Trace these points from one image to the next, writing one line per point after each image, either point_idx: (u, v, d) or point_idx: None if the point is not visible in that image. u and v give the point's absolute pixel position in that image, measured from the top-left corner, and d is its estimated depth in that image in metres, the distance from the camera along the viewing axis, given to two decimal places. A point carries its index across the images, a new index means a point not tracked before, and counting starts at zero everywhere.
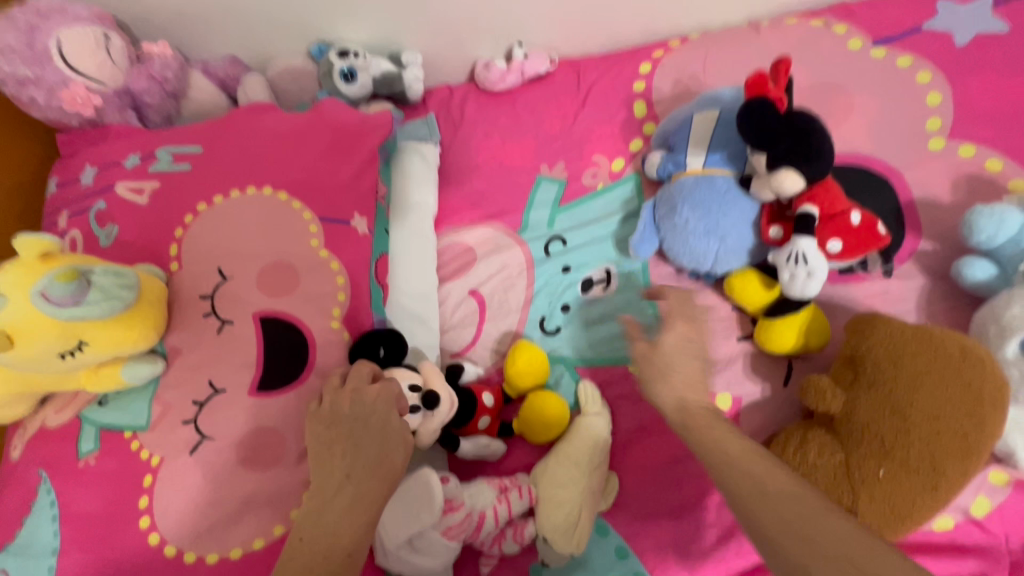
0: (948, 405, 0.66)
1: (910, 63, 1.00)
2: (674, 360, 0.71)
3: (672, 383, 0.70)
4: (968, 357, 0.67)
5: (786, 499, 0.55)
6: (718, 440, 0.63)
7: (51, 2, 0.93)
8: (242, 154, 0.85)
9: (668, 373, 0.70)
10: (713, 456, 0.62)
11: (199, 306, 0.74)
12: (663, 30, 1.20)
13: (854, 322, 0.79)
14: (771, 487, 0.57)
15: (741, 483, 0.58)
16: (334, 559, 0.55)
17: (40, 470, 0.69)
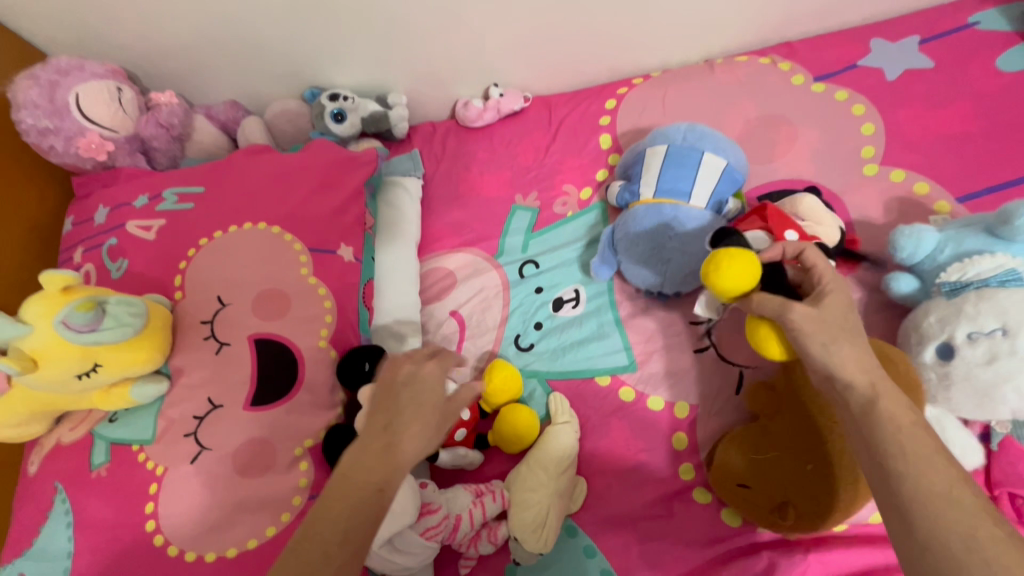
0: None
1: (846, 97, 1.11)
2: (855, 328, 0.57)
3: (865, 358, 0.54)
4: (886, 363, 0.72)
5: (991, 520, 0.44)
6: (922, 441, 0.48)
7: (70, 61, 1.03)
8: (240, 193, 0.95)
9: (850, 340, 0.56)
10: (919, 463, 0.47)
11: (201, 330, 0.83)
12: (626, 69, 1.31)
13: None
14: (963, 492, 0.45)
15: (949, 506, 0.45)
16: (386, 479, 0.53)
17: (55, 482, 0.77)
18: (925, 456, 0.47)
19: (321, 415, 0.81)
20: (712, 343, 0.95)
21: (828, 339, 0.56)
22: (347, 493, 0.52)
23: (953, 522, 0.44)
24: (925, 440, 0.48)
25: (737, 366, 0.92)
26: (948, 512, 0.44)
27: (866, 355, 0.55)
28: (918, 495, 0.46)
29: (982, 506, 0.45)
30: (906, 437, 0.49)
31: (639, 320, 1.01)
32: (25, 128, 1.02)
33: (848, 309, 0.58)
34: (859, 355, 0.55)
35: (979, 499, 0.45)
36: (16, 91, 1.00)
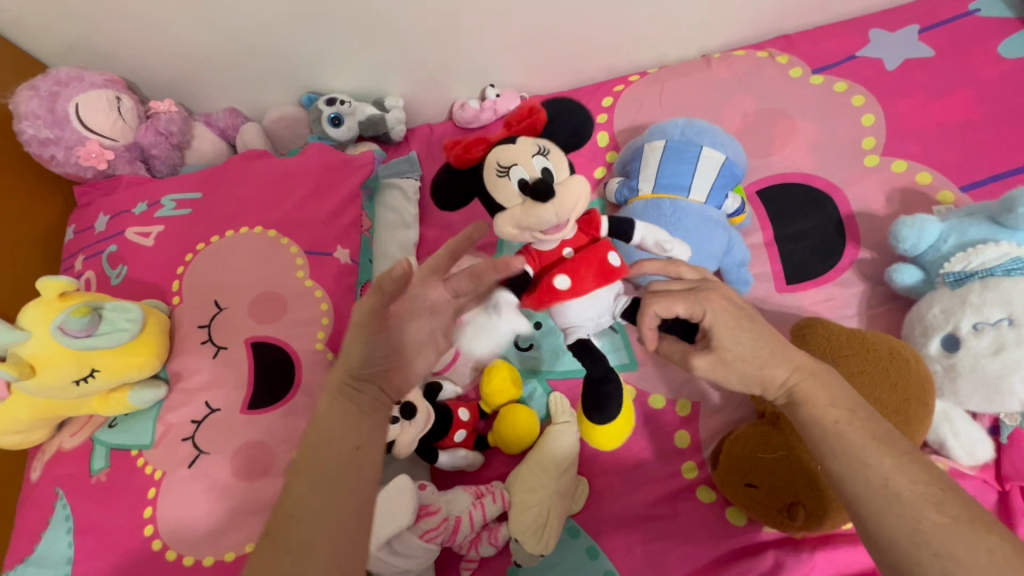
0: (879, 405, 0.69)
1: (846, 88, 1.10)
2: (758, 351, 0.60)
3: (781, 362, 0.60)
4: (895, 359, 0.71)
5: (930, 499, 0.50)
6: (848, 434, 0.55)
7: (69, 71, 1.04)
8: (237, 199, 0.95)
9: (756, 363, 0.60)
10: (850, 462, 0.54)
11: (198, 334, 0.83)
12: (623, 67, 1.30)
13: (797, 327, 0.79)
14: (895, 474, 0.52)
15: (893, 504, 0.51)
16: (342, 455, 0.59)
17: (56, 488, 0.77)
18: (853, 450, 0.54)
19: None
20: None
21: (740, 373, 0.61)
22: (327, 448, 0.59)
23: (895, 515, 0.50)
24: (855, 432, 0.55)
25: None
26: (894, 511, 0.50)
27: (781, 369, 0.60)
28: (864, 497, 0.52)
29: (921, 494, 0.50)
30: (835, 442, 0.56)
31: None
32: (26, 138, 1.03)
33: (745, 331, 0.60)
34: (771, 373, 0.60)
35: (918, 486, 0.51)
36: (17, 103, 1.02)
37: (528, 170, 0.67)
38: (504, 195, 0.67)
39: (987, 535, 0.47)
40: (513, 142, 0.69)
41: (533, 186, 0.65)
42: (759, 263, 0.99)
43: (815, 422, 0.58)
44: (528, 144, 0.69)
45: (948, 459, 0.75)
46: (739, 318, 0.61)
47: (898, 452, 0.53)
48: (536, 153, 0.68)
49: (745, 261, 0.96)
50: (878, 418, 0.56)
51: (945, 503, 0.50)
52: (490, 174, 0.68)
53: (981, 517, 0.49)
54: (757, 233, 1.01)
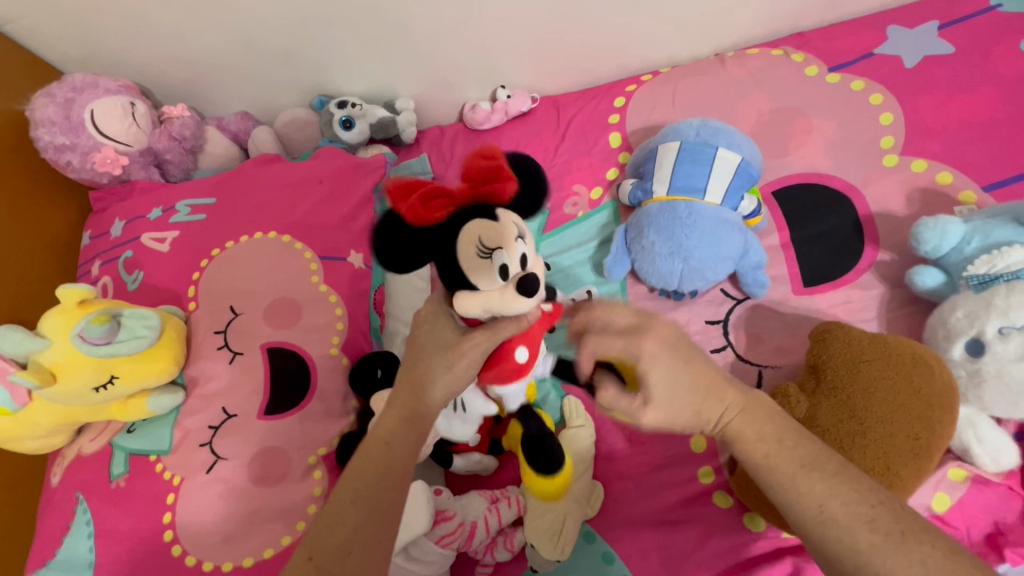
0: (900, 410, 0.68)
1: (863, 87, 1.08)
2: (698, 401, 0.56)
3: (712, 399, 0.56)
4: (918, 363, 0.70)
5: (868, 522, 0.49)
6: (782, 465, 0.53)
7: (85, 77, 1.05)
8: (251, 204, 0.96)
9: (703, 410, 0.56)
10: (790, 492, 0.52)
11: (214, 340, 0.83)
12: (636, 66, 1.29)
13: (818, 330, 0.78)
14: (835, 503, 0.50)
15: (829, 530, 0.50)
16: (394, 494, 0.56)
17: (76, 493, 0.78)
18: (792, 480, 0.52)
19: (334, 423, 0.81)
20: (729, 343, 0.94)
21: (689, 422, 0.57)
22: (381, 464, 0.56)
23: (836, 538, 0.49)
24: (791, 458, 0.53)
25: (754, 367, 0.91)
26: (833, 538, 0.50)
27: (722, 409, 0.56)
28: (803, 526, 0.51)
29: (855, 514, 0.49)
30: (770, 475, 0.54)
31: None
32: (43, 144, 1.04)
33: (682, 376, 0.55)
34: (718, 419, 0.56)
35: (853, 506, 0.50)
36: (35, 110, 1.03)
37: (513, 257, 0.64)
38: (480, 279, 0.64)
39: (920, 546, 0.47)
40: (494, 220, 0.65)
41: (519, 278, 0.64)
42: (776, 265, 0.97)
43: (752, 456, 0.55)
44: (509, 222, 0.66)
45: (973, 465, 0.74)
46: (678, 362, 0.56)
47: (828, 475, 0.51)
48: (517, 236, 0.66)
49: (762, 263, 0.94)
50: (803, 438, 0.55)
51: (881, 521, 0.49)
52: (470, 250, 0.64)
53: (913, 528, 0.48)
54: (773, 234, 1.00)
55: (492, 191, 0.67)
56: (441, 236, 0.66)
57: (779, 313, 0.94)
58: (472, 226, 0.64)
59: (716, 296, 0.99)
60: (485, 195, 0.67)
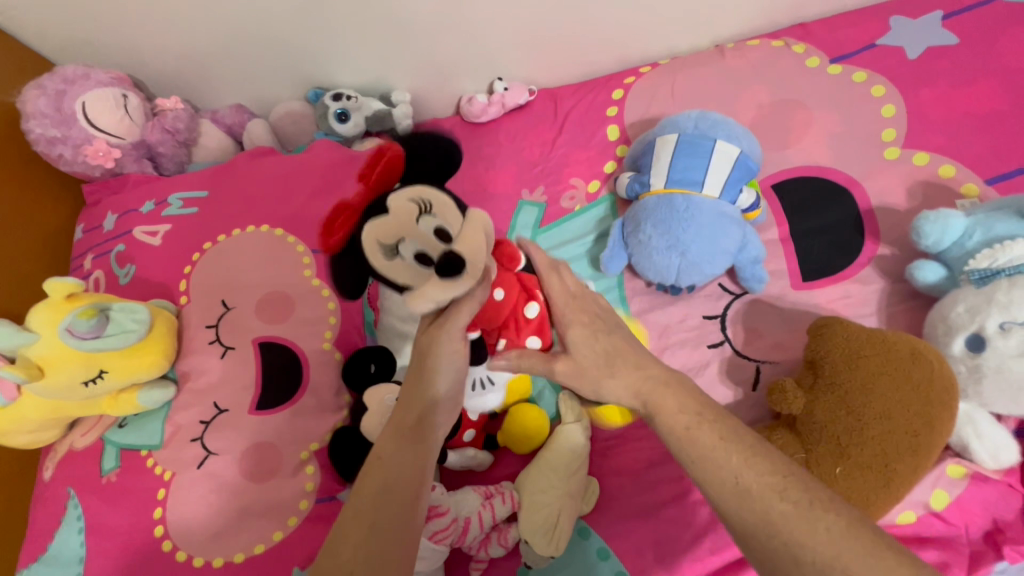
0: (898, 406, 0.67)
1: (865, 78, 1.06)
2: (614, 368, 0.61)
3: (620, 371, 0.61)
4: (917, 359, 0.68)
5: (778, 490, 0.49)
6: (701, 437, 0.54)
7: (76, 69, 1.04)
8: (243, 197, 0.95)
9: (617, 365, 0.61)
10: (705, 461, 0.52)
11: (205, 334, 0.83)
12: (634, 58, 1.27)
13: (817, 324, 0.77)
14: (754, 476, 0.50)
15: (746, 501, 0.49)
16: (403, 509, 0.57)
17: (68, 488, 0.78)
18: (708, 451, 0.53)
19: (326, 418, 0.80)
20: (726, 338, 0.93)
21: (597, 376, 0.62)
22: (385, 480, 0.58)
23: (752, 513, 0.49)
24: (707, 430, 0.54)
25: (753, 362, 0.90)
26: (748, 508, 0.49)
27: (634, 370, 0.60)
28: (724, 501, 0.50)
29: (766, 483, 0.50)
30: (689, 446, 0.54)
31: (650, 315, 0.98)
32: (34, 137, 1.03)
33: (602, 342, 0.63)
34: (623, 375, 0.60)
35: (765, 477, 0.50)
36: (25, 102, 1.02)
37: (423, 241, 0.61)
38: (403, 278, 0.61)
39: (826, 514, 0.47)
40: (383, 215, 0.61)
41: (440, 261, 0.60)
42: (775, 260, 0.96)
43: (673, 427, 0.55)
44: (405, 206, 0.61)
45: (971, 462, 0.72)
46: (601, 328, 0.65)
47: (742, 447, 0.52)
48: (420, 214, 0.62)
49: (760, 257, 0.93)
50: (720, 413, 0.55)
51: (791, 490, 0.49)
52: (377, 255, 0.61)
53: (822, 498, 0.48)
54: (772, 228, 0.99)
55: (383, 173, 0.62)
56: (354, 253, 0.61)
57: (777, 308, 0.93)
58: (366, 231, 0.60)
59: (714, 291, 0.98)
60: (380, 185, 0.62)
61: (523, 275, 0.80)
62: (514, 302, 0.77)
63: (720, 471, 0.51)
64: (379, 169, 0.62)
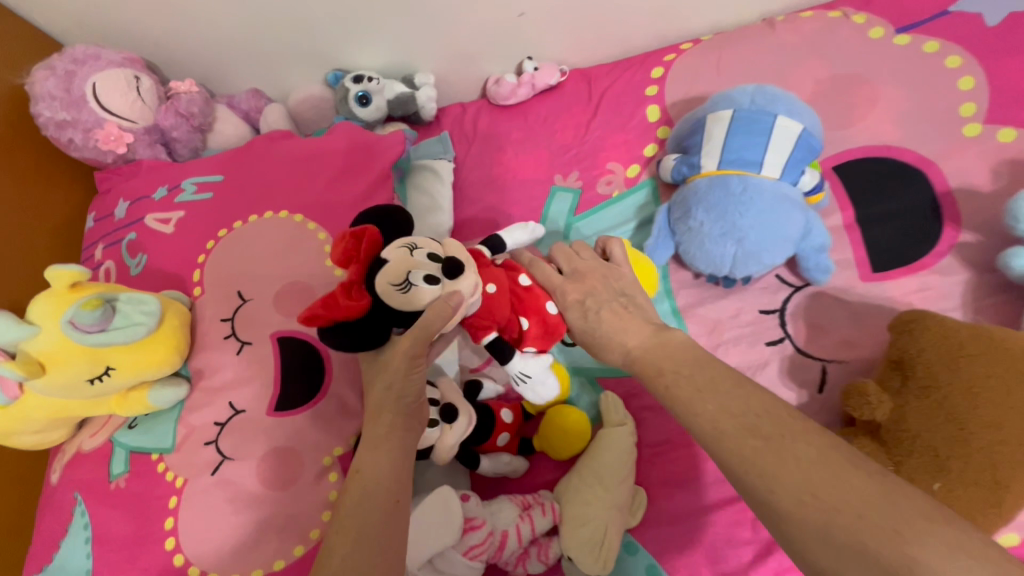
0: (1010, 413, 0.57)
1: (938, 49, 0.96)
2: (607, 334, 0.68)
3: (613, 337, 0.67)
4: None
5: (753, 432, 0.50)
6: (683, 388, 0.57)
7: (86, 49, 0.99)
8: (261, 182, 0.88)
9: (618, 332, 0.67)
10: (688, 406, 0.55)
11: (221, 328, 0.76)
12: (675, 34, 1.18)
13: (905, 316, 0.68)
14: (729, 420, 0.52)
15: (721, 442, 0.52)
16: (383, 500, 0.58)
17: (75, 493, 0.72)
18: (692, 395, 0.56)
19: (350, 421, 0.73)
20: (787, 335, 0.84)
21: (599, 341, 0.69)
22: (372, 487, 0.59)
23: (727, 451, 0.51)
24: (703, 374, 0.57)
25: (818, 361, 0.81)
26: (724, 447, 0.51)
27: (632, 335, 0.66)
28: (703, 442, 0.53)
29: (741, 425, 0.51)
30: (673, 397, 0.58)
31: (699, 309, 0.90)
32: (43, 121, 0.98)
33: (592, 315, 0.70)
34: (626, 339, 0.66)
35: (740, 419, 0.52)
36: (34, 84, 0.97)
37: (425, 269, 0.65)
38: (424, 302, 0.64)
39: (797, 445, 0.48)
40: (382, 266, 0.64)
41: (446, 275, 0.64)
42: (840, 248, 0.87)
43: (663, 381, 0.60)
44: (396, 251, 0.65)
45: None
46: (599, 300, 0.70)
47: (718, 395, 0.54)
48: (411, 255, 0.65)
49: (825, 245, 0.84)
50: (700, 369, 0.58)
51: (762, 426, 0.50)
52: (392, 297, 0.63)
53: (795, 433, 0.49)
54: (836, 214, 0.89)
55: (367, 245, 0.65)
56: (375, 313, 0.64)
57: (844, 302, 0.84)
58: (379, 280, 0.63)
59: (772, 283, 0.89)
60: (369, 257, 0.65)
61: (508, 262, 0.79)
62: (507, 284, 0.75)
63: (693, 419, 0.55)
64: (362, 244, 0.64)
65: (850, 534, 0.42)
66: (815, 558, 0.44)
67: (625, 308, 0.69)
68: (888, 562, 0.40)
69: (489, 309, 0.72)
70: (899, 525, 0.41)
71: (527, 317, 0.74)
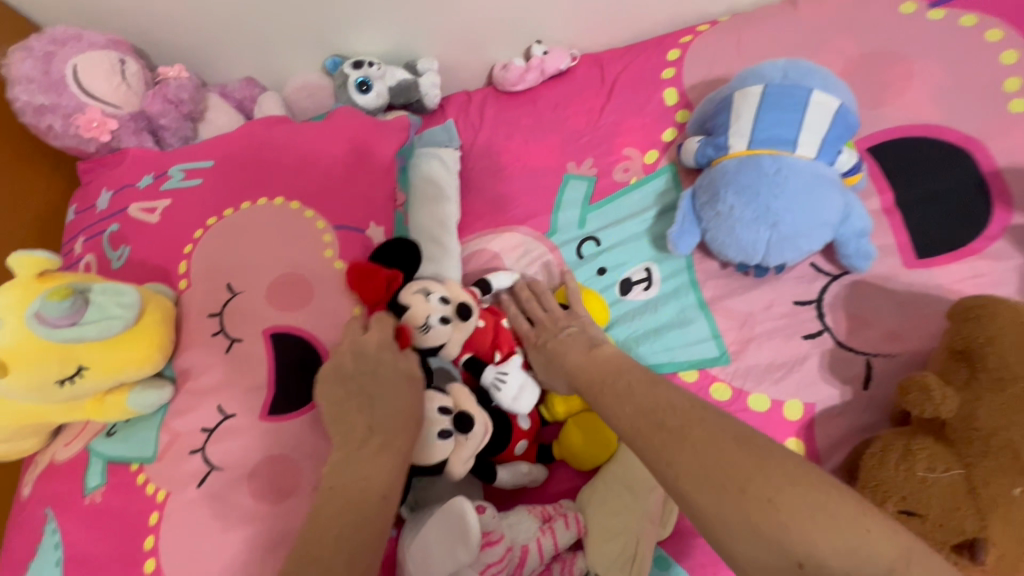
0: None
1: (976, 22, 0.90)
2: (556, 362, 0.70)
3: (561, 364, 0.69)
4: None
5: (660, 424, 0.51)
6: (611, 393, 0.58)
7: (68, 30, 0.92)
8: (253, 167, 0.81)
9: (562, 352, 0.70)
10: (612, 410, 0.56)
11: (209, 324, 0.69)
12: (691, 16, 1.12)
13: (963, 303, 0.62)
14: (640, 415, 0.53)
15: (638, 437, 0.51)
16: (366, 504, 0.54)
17: (46, 509, 0.65)
18: (614, 398, 0.57)
19: None
20: (826, 327, 0.78)
21: (553, 369, 0.71)
22: (351, 505, 0.53)
23: (644, 448, 0.50)
24: (626, 381, 0.58)
25: (861, 355, 0.75)
26: (639, 442, 0.51)
27: (571, 355, 0.68)
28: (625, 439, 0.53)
29: (651, 420, 0.51)
30: (600, 404, 0.58)
31: (728, 301, 0.83)
32: (21, 106, 0.92)
33: (548, 350, 0.73)
34: (566, 359, 0.68)
35: (649, 414, 0.52)
36: (9, 65, 0.90)
37: (439, 311, 0.74)
38: (440, 340, 0.74)
39: (696, 431, 0.48)
40: (403, 311, 0.73)
41: (458, 316, 0.75)
42: (880, 234, 0.81)
43: (596, 391, 0.60)
44: (413, 295, 0.74)
45: None
46: (552, 333, 0.74)
47: (635, 397, 0.55)
48: (427, 297, 0.74)
49: (867, 230, 0.78)
50: (624, 376, 0.59)
51: (668, 420, 0.50)
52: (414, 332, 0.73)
53: (699, 420, 0.49)
54: (874, 197, 0.83)
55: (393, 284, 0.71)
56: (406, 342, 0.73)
57: (887, 290, 0.78)
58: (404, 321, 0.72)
59: (806, 272, 0.82)
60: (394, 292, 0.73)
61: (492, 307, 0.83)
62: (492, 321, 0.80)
63: (613, 425, 0.55)
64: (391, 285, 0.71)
65: (737, 509, 0.43)
66: (714, 532, 0.45)
67: (579, 336, 0.71)
68: (770, 531, 0.42)
69: (468, 342, 0.78)
70: (771, 494, 0.43)
71: (502, 351, 0.78)
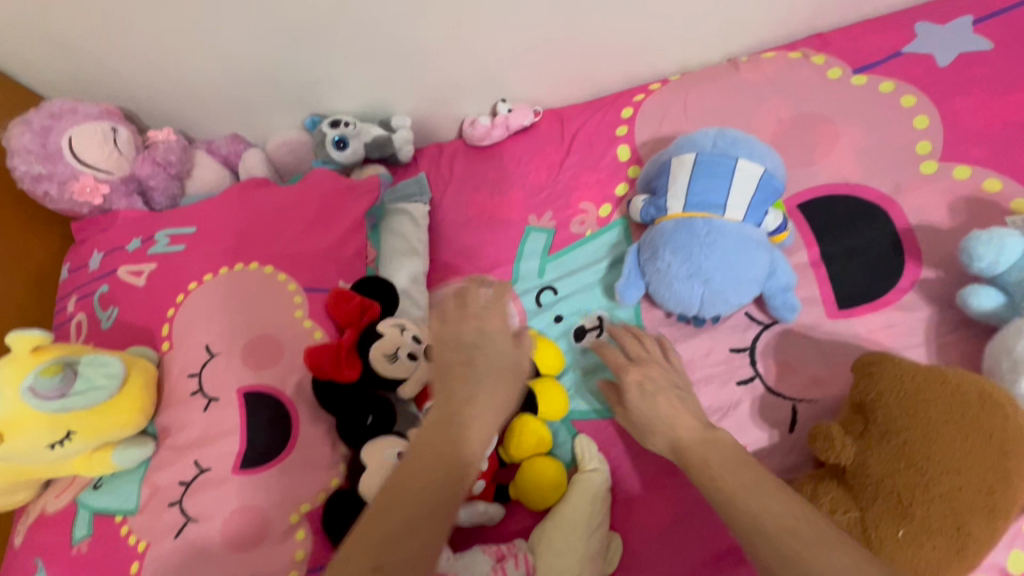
0: (970, 460, 0.58)
1: (893, 88, 1.00)
2: (659, 420, 0.68)
3: (659, 426, 0.68)
4: (988, 404, 0.60)
5: (792, 526, 0.50)
6: (734, 477, 0.57)
7: (64, 103, 1.00)
8: (231, 232, 0.88)
9: (664, 414, 0.68)
10: (735, 505, 0.54)
11: (188, 383, 0.76)
12: (644, 75, 1.21)
13: (864, 360, 0.70)
14: (772, 515, 0.51)
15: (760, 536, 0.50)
16: (447, 475, 0.50)
17: (36, 558, 0.70)
18: (738, 488, 0.55)
19: (318, 475, 0.73)
20: (757, 373, 0.85)
21: (649, 426, 0.70)
22: (427, 483, 0.49)
23: (767, 546, 0.49)
24: (743, 474, 0.56)
25: (787, 401, 0.82)
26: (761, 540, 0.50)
27: (679, 422, 0.66)
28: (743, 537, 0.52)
29: (780, 520, 0.51)
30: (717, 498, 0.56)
31: None
32: (19, 174, 1.00)
33: (648, 400, 0.71)
34: (671, 420, 0.67)
35: (780, 517, 0.51)
36: (9, 138, 0.98)
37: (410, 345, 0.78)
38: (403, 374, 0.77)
39: (835, 543, 0.48)
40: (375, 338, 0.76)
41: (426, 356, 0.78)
42: (805, 286, 0.88)
43: (709, 471, 0.59)
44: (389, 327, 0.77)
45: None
46: (655, 385, 0.72)
47: (762, 493, 0.54)
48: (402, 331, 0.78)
49: (791, 284, 0.85)
50: (742, 469, 0.57)
51: (800, 530, 0.49)
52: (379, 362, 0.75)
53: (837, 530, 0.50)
54: (801, 252, 0.91)
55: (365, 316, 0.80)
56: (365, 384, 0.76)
57: (811, 339, 0.85)
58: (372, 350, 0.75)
59: (741, 322, 0.90)
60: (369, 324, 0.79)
61: None
62: None
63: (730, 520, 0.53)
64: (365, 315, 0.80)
65: None
66: None
67: (681, 398, 0.70)
68: None
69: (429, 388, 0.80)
70: None
71: None
